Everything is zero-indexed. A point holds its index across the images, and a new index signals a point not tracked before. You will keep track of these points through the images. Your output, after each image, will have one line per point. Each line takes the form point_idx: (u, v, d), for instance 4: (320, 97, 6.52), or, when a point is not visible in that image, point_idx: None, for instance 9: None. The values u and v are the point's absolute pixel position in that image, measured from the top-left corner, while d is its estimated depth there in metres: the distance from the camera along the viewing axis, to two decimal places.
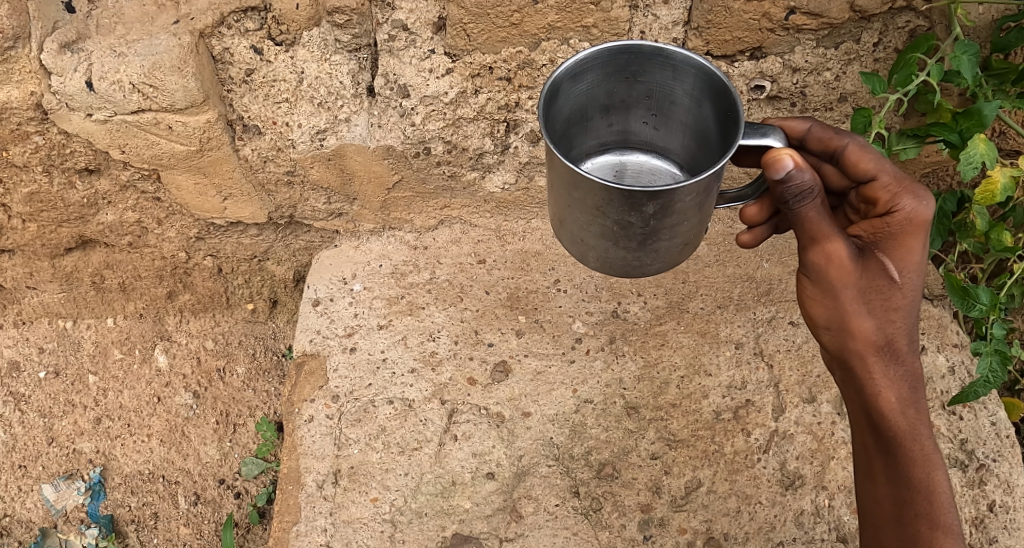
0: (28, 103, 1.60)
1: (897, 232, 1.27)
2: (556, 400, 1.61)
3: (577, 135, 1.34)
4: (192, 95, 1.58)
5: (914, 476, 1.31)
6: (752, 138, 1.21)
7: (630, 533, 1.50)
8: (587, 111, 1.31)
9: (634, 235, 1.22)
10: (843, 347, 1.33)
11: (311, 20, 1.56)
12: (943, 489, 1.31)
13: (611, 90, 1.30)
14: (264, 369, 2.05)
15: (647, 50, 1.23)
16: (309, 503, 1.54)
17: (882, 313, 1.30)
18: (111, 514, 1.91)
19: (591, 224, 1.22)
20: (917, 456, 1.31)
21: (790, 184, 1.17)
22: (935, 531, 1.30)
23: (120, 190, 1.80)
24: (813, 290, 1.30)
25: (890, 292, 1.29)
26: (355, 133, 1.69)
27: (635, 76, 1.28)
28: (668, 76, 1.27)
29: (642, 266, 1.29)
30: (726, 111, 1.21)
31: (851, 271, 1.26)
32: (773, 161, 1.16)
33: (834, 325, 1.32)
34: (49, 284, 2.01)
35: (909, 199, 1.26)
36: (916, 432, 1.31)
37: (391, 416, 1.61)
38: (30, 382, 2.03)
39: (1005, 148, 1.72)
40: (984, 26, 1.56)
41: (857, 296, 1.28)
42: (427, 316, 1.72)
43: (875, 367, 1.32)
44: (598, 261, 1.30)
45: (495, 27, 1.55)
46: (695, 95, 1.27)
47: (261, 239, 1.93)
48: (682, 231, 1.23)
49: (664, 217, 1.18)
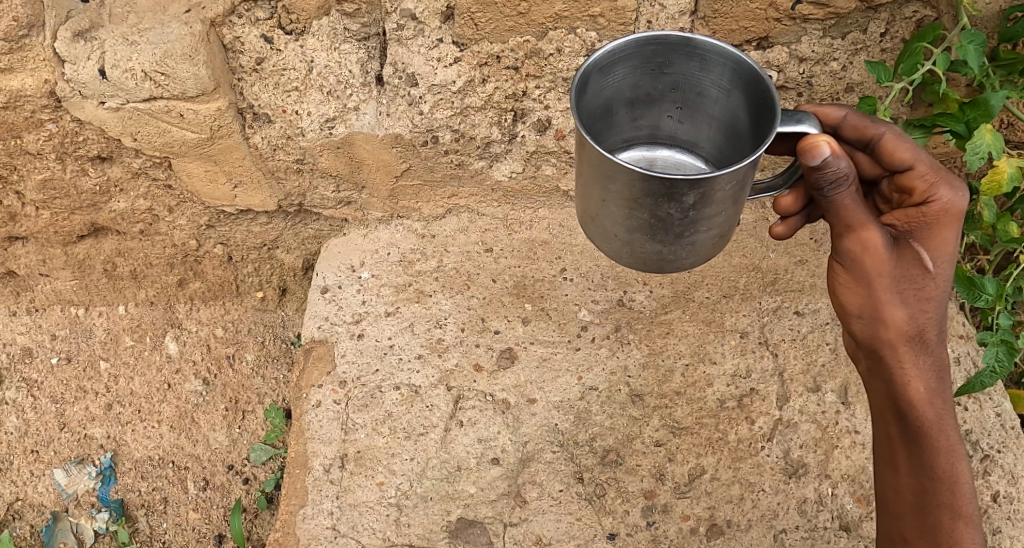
0: (42, 91, 1.63)
1: (932, 222, 1.26)
2: (562, 387, 1.62)
3: (604, 131, 1.34)
4: (203, 83, 1.60)
5: (939, 466, 1.32)
6: (789, 125, 1.21)
7: (633, 519, 1.51)
8: (614, 105, 1.32)
9: (671, 227, 1.22)
10: (874, 337, 1.32)
11: (321, 8, 1.58)
12: (966, 479, 1.32)
13: (638, 84, 1.30)
14: (273, 356, 2.07)
15: (673, 40, 1.24)
16: (316, 486, 1.55)
17: (915, 303, 1.29)
18: (121, 499, 1.93)
19: (627, 218, 1.23)
20: (943, 447, 1.32)
21: (826, 170, 1.16)
22: (957, 521, 1.32)
23: (132, 177, 1.82)
24: (846, 278, 1.30)
25: (925, 283, 1.28)
26: (364, 122, 1.70)
27: (662, 67, 1.28)
28: (695, 67, 1.27)
29: (677, 260, 1.31)
30: (758, 100, 1.22)
31: (885, 260, 1.26)
32: (810, 148, 1.15)
33: (866, 314, 1.31)
34: (62, 272, 2.04)
35: (945, 189, 1.25)
36: (943, 423, 1.32)
37: (398, 401, 1.62)
38: (42, 368, 2.06)
39: (1013, 140, 1.72)
40: (991, 16, 1.56)
41: (891, 286, 1.28)
42: (433, 304, 1.74)
43: (907, 357, 1.31)
44: (630, 256, 1.31)
45: (502, 16, 1.56)
46: (723, 85, 1.27)
47: (271, 227, 1.95)
48: (719, 221, 1.24)
49: (702, 208, 1.19)
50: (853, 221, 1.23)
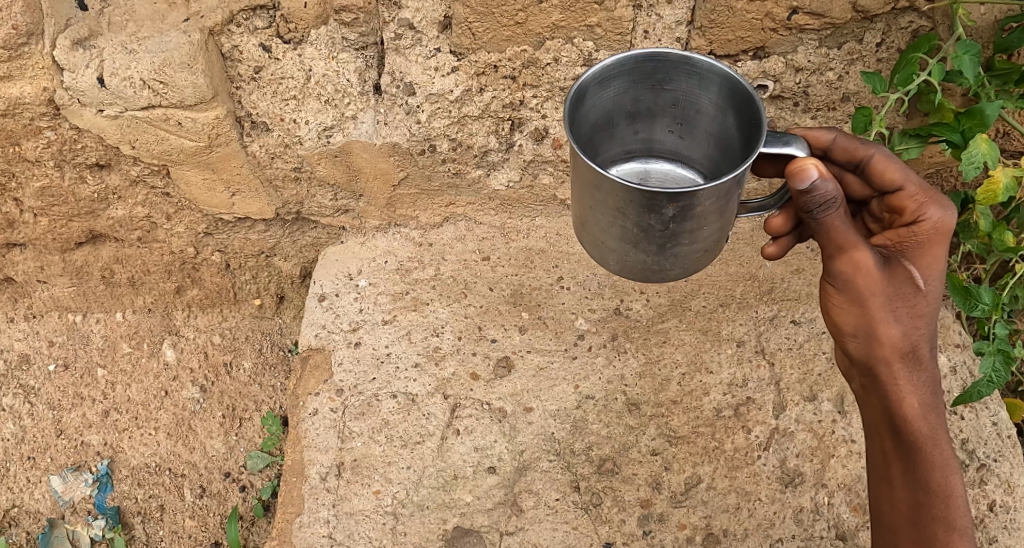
0: (41, 99, 1.63)
1: (923, 241, 1.27)
2: (558, 396, 1.63)
3: (603, 142, 1.35)
4: (201, 92, 1.60)
5: (933, 480, 1.32)
6: (774, 146, 1.21)
7: (629, 529, 1.51)
8: (613, 117, 1.32)
9: (653, 238, 1.22)
10: (869, 354, 1.33)
11: (319, 18, 1.58)
12: (959, 492, 1.32)
13: (638, 98, 1.31)
14: (271, 364, 2.07)
15: (673, 57, 1.24)
16: (312, 495, 1.55)
17: (908, 320, 1.30)
18: (117, 506, 1.93)
19: (612, 226, 1.23)
20: (937, 460, 1.32)
21: (814, 194, 1.17)
22: (952, 534, 1.30)
23: (130, 185, 1.82)
24: (840, 298, 1.30)
25: (917, 300, 1.29)
26: (361, 130, 1.71)
27: (662, 83, 1.29)
28: (694, 84, 1.28)
29: (662, 272, 1.31)
30: (750, 120, 1.22)
31: (878, 279, 1.26)
32: (798, 172, 1.15)
33: (861, 332, 1.32)
34: (59, 278, 2.04)
35: (935, 208, 1.26)
36: (937, 436, 1.33)
37: (394, 410, 1.62)
38: (40, 374, 2.06)
39: (1009, 150, 1.74)
40: (986, 26, 1.56)
41: (885, 304, 1.28)
42: (430, 312, 1.74)
43: (900, 374, 1.32)
44: (618, 264, 1.31)
45: (499, 26, 1.56)
46: (719, 104, 1.27)
47: (268, 235, 1.95)
48: (703, 235, 1.24)
49: (683, 221, 1.19)
50: (848, 246, 1.23)
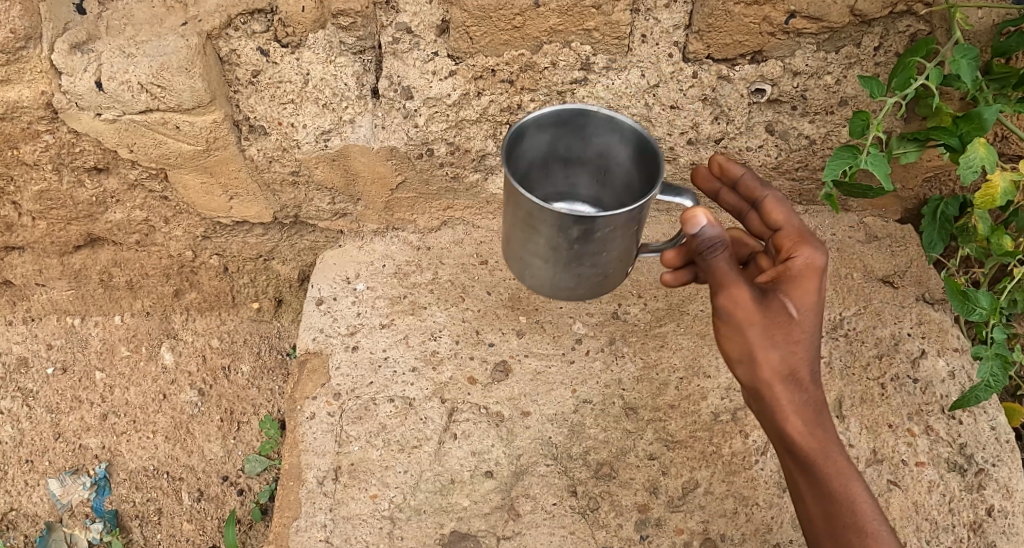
0: (40, 102, 1.63)
1: (796, 274, 1.26)
2: (556, 400, 1.63)
3: (535, 180, 1.47)
4: (199, 95, 1.60)
5: (833, 490, 1.28)
6: (667, 194, 1.39)
7: (626, 533, 1.51)
8: (547, 159, 1.46)
9: (559, 257, 1.37)
10: (754, 379, 1.27)
11: (317, 22, 1.58)
12: (864, 500, 1.27)
13: (568, 145, 1.44)
14: (269, 368, 2.07)
15: (598, 115, 1.39)
16: (308, 499, 1.55)
17: (786, 345, 1.24)
18: (115, 510, 1.93)
19: (528, 242, 1.39)
20: (834, 472, 1.28)
21: (701, 238, 1.26)
22: (864, 538, 1.26)
23: (129, 189, 1.82)
24: (726, 330, 1.26)
25: (791, 326, 1.24)
26: (359, 134, 1.71)
27: (589, 137, 1.43)
28: (616, 140, 1.41)
29: (567, 288, 1.45)
30: (651, 176, 1.37)
31: (756, 310, 1.24)
32: (688, 217, 1.25)
33: (745, 358, 1.26)
34: (58, 281, 2.04)
35: (805, 248, 1.27)
36: (831, 451, 1.27)
37: (392, 414, 1.62)
38: (37, 378, 2.05)
39: (1007, 153, 1.73)
40: (984, 30, 1.56)
41: (763, 333, 1.24)
42: (428, 316, 1.74)
43: (784, 395, 1.26)
44: (530, 279, 1.46)
45: (496, 30, 1.56)
46: (634, 161, 1.41)
47: (267, 238, 1.95)
48: (602, 258, 1.37)
49: (585, 242, 1.33)
50: (724, 278, 1.24)
